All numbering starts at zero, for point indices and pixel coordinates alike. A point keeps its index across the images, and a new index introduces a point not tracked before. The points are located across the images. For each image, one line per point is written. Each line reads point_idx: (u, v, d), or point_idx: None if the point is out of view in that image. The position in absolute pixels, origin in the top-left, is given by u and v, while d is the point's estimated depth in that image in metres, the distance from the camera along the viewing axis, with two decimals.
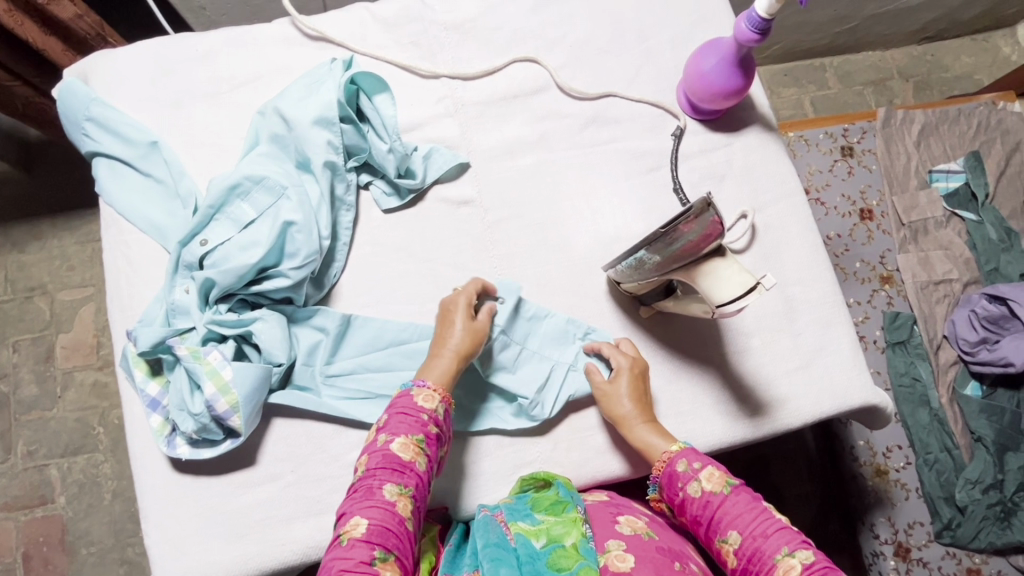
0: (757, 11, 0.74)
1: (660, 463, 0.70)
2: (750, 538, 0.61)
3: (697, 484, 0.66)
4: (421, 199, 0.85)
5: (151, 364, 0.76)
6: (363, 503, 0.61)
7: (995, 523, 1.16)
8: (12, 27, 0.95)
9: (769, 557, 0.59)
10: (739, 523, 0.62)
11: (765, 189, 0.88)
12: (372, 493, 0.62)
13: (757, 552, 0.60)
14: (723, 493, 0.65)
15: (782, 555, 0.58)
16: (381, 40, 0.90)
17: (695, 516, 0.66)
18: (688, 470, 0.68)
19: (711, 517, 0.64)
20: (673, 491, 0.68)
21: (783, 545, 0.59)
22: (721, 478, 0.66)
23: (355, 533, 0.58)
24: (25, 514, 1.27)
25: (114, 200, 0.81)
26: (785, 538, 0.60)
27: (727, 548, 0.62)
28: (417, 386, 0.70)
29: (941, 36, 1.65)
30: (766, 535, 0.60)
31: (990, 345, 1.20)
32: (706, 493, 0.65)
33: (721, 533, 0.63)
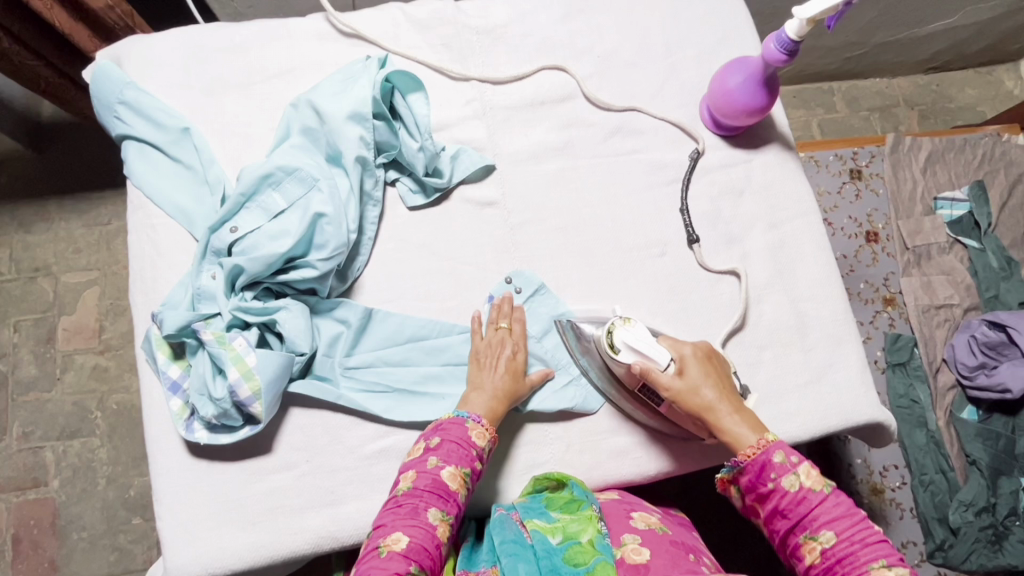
0: (787, 33, 0.76)
1: (751, 450, 0.68)
2: (847, 542, 0.63)
3: (795, 479, 0.66)
4: (447, 198, 0.86)
5: (173, 347, 0.77)
6: (408, 521, 0.63)
7: (987, 546, 1.17)
8: (42, 11, 0.97)
9: (863, 563, 0.61)
10: (837, 526, 0.64)
11: (782, 206, 0.90)
12: (417, 512, 0.63)
13: (850, 555, 0.62)
14: (822, 493, 0.65)
15: (878, 565, 0.61)
16: (413, 40, 0.91)
17: (784, 508, 0.66)
18: (786, 462, 0.66)
19: (804, 514, 0.65)
20: (761, 481, 0.67)
21: (880, 556, 0.61)
22: (821, 477, 0.66)
23: (396, 547, 0.60)
24: (17, 496, 1.26)
25: (143, 183, 0.82)
26: (883, 550, 0.62)
27: (814, 545, 0.64)
28: (474, 419, 0.71)
29: (947, 67, 1.69)
30: (864, 543, 0.62)
31: (988, 370, 1.23)
32: (805, 489, 0.65)
33: (812, 530, 0.64)
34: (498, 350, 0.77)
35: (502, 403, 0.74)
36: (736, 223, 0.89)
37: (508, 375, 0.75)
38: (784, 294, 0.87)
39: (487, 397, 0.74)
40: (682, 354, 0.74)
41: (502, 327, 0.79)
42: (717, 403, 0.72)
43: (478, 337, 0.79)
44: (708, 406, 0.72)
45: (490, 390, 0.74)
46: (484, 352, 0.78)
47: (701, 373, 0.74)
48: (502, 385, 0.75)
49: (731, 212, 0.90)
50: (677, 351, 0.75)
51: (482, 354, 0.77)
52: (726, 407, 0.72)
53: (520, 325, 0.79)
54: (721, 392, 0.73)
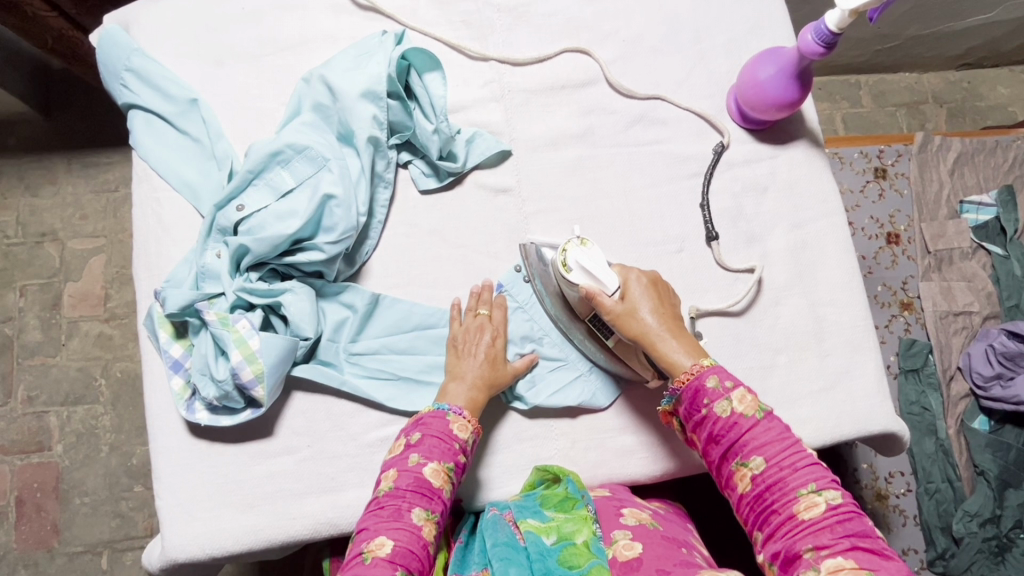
0: (827, 24, 0.72)
1: (686, 374, 0.66)
2: (776, 468, 0.59)
3: (727, 404, 0.63)
4: (459, 183, 0.83)
5: (176, 326, 0.75)
6: (391, 523, 0.60)
7: (989, 557, 1.15)
8: None
9: (793, 490, 0.58)
10: (766, 451, 0.60)
11: (806, 206, 0.87)
12: (400, 515, 0.61)
13: (780, 481, 0.59)
14: (754, 418, 0.62)
15: (807, 492, 0.58)
16: (430, 16, 0.87)
17: (716, 434, 0.63)
18: (719, 387, 0.63)
19: (736, 440, 0.62)
20: (694, 407, 0.65)
21: (811, 482, 0.58)
22: (755, 402, 0.62)
23: (380, 552, 0.58)
24: (21, 459, 1.27)
25: (148, 155, 0.79)
26: (814, 475, 0.58)
27: (745, 473, 0.61)
28: (454, 412, 0.69)
29: (980, 64, 1.62)
30: (793, 468, 0.59)
31: (1004, 381, 1.20)
32: (736, 415, 0.62)
33: (743, 456, 0.61)
34: (476, 337, 0.75)
35: (482, 393, 0.72)
36: (757, 221, 0.86)
37: (485, 369, 0.73)
38: (803, 297, 0.84)
39: (467, 386, 0.72)
40: (628, 279, 0.72)
41: (482, 313, 0.77)
42: (657, 328, 0.69)
43: (456, 323, 0.76)
44: (647, 330, 0.69)
45: (470, 383, 0.72)
46: (462, 338, 0.75)
47: (644, 295, 0.71)
48: (481, 373, 0.73)
49: (754, 210, 0.86)
50: (624, 276, 0.72)
51: (460, 341, 0.75)
52: (664, 332, 0.69)
53: (500, 312, 0.77)
54: (663, 318, 0.70)
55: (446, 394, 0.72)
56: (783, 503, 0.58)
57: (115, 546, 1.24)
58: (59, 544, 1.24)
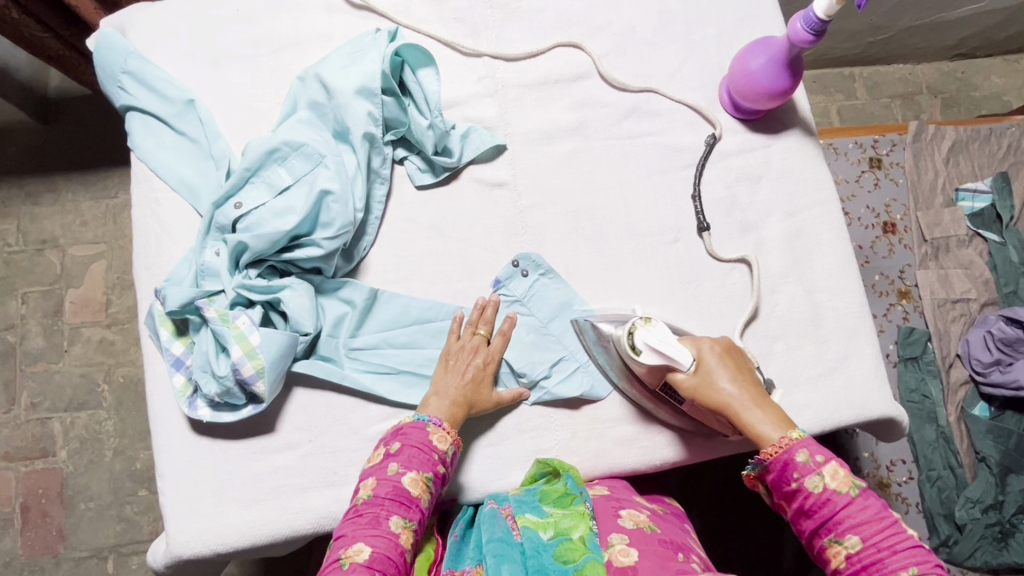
0: (815, 12, 0.73)
1: (774, 448, 0.65)
2: (873, 548, 0.59)
3: (819, 481, 0.63)
4: (455, 178, 0.84)
5: (177, 324, 0.76)
6: (369, 530, 0.61)
7: (992, 543, 1.16)
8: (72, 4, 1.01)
9: (890, 571, 0.58)
10: (863, 530, 0.60)
11: (800, 194, 0.88)
12: (378, 522, 0.62)
13: (877, 562, 0.59)
14: (849, 495, 0.61)
15: (907, 574, 0.58)
16: (424, 14, 0.88)
17: (809, 508, 0.63)
18: (810, 462, 0.63)
19: (830, 516, 0.62)
20: (784, 480, 0.64)
21: (909, 563, 0.58)
22: (848, 479, 0.62)
23: (358, 558, 0.59)
24: (26, 465, 1.27)
25: (147, 155, 0.80)
26: (913, 558, 0.58)
27: (839, 549, 0.61)
28: (435, 423, 0.70)
29: (974, 54, 1.63)
30: (892, 549, 0.59)
31: (1003, 366, 1.20)
32: (830, 491, 0.62)
33: (838, 533, 0.61)
34: (469, 356, 0.75)
35: (462, 409, 0.72)
36: (753, 210, 0.87)
37: (469, 389, 0.73)
38: (799, 285, 0.85)
39: (447, 401, 0.72)
40: (701, 351, 0.72)
41: (480, 333, 0.77)
42: (738, 398, 0.69)
43: (453, 337, 0.77)
44: (728, 401, 0.69)
45: (451, 397, 0.72)
46: (455, 354, 0.76)
47: (721, 366, 0.71)
48: (463, 391, 0.73)
49: (748, 199, 0.87)
50: (696, 348, 0.73)
51: (453, 356, 0.75)
52: (747, 402, 0.69)
53: (499, 339, 0.77)
54: (743, 387, 0.70)
55: (426, 404, 0.72)
56: None
57: (120, 550, 1.25)
58: (64, 549, 1.25)
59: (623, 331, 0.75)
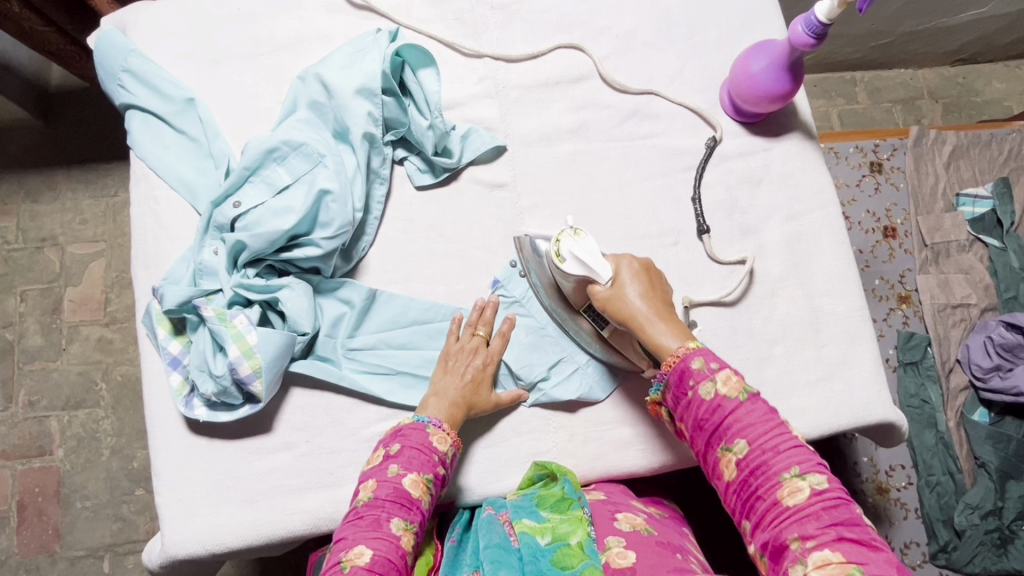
0: (817, 15, 0.73)
1: (672, 358, 0.65)
2: (759, 451, 0.58)
3: (711, 387, 0.62)
4: (455, 179, 0.84)
5: (174, 323, 0.76)
6: (369, 533, 0.61)
7: (991, 549, 1.15)
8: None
9: (776, 474, 0.57)
10: (750, 434, 0.59)
11: (801, 198, 0.87)
12: (379, 524, 0.61)
13: (763, 465, 0.57)
14: (739, 400, 0.61)
15: (790, 476, 0.56)
16: (425, 14, 0.88)
17: (702, 419, 0.62)
18: (704, 369, 0.63)
19: (720, 422, 0.61)
20: (681, 390, 0.64)
21: (794, 465, 0.57)
22: (739, 384, 0.61)
23: (359, 562, 0.59)
24: (23, 464, 1.27)
25: (146, 153, 0.80)
26: (798, 458, 0.57)
27: (730, 458, 0.59)
28: (434, 424, 0.69)
29: (975, 59, 1.63)
30: (776, 450, 0.57)
31: (1003, 372, 1.20)
32: (720, 397, 0.61)
33: (727, 440, 0.60)
34: (468, 357, 0.75)
35: (461, 410, 0.72)
36: (753, 213, 0.87)
37: (468, 390, 0.73)
38: (799, 288, 0.85)
39: (446, 403, 0.72)
40: (619, 266, 0.72)
41: (479, 334, 0.77)
42: (644, 311, 0.69)
43: (452, 338, 0.77)
44: (636, 314, 0.69)
45: (450, 399, 0.72)
46: (454, 355, 0.75)
47: (637, 281, 0.71)
48: (462, 392, 0.73)
49: (749, 202, 0.87)
50: (616, 264, 0.72)
51: (452, 357, 0.75)
52: (653, 316, 0.68)
53: (499, 340, 0.77)
54: (652, 303, 0.70)
55: (425, 406, 0.72)
56: (766, 487, 0.57)
57: (116, 550, 1.24)
58: (60, 548, 1.24)
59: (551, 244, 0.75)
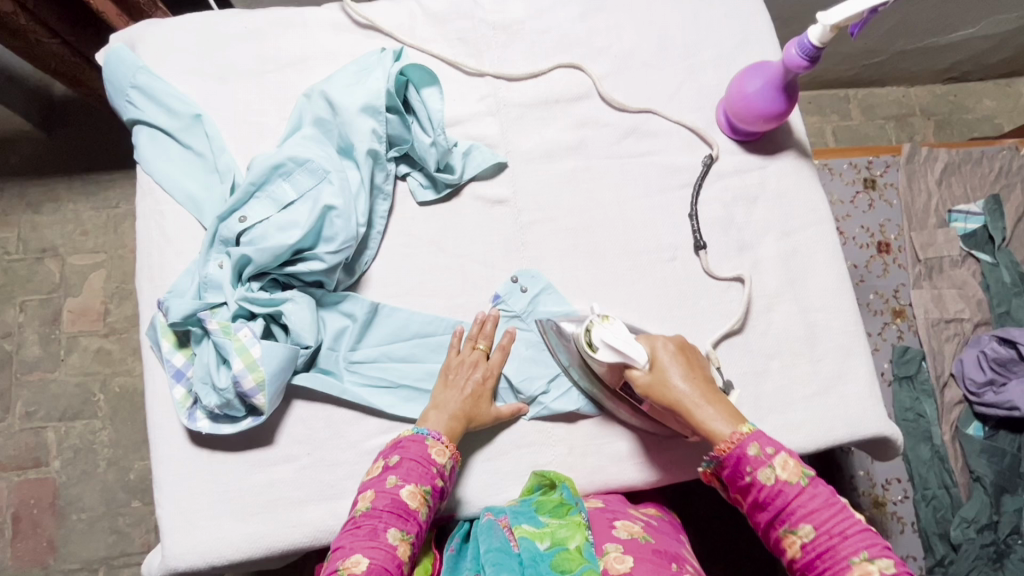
0: (810, 38, 0.75)
1: (725, 444, 0.64)
2: (826, 535, 0.59)
3: (771, 471, 0.62)
4: (457, 194, 0.85)
5: (178, 335, 0.76)
6: (367, 542, 0.61)
7: (987, 563, 1.15)
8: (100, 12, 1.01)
9: (844, 558, 0.57)
10: (815, 518, 0.59)
11: (795, 214, 0.89)
12: (376, 534, 0.62)
13: (831, 550, 0.58)
14: (799, 484, 0.61)
15: (860, 560, 0.57)
16: (428, 34, 0.90)
17: (763, 502, 0.62)
18: (761, 454, 0.62)
19: (783, 507, 0.61)
20: (738, 474, 0.63)
21: (862, 549, 0.57)
22: (798, 467, 0.61)
23: (355, 570, 0.59)
24: (18, 475, 1.27)
25: (152, 168, 0.81)
26: (865, 542, 0.57)
27: (795, 539, 0.60)
28: (433, 436, 0.70)
29: (966, 78, 1.66)
30: (844, 535, 0.58)
31: (996, 387, 1.22)
32: (781, 482, 0.61)
33: (792, 523, 0.60)
34: (468, 371, 0.76)
35: (461, 423, 0.73)
36: (748, 229, 0.88)
37: (469, 403, 0.74)
38: (794, 303, 0.86)
39: (447, 415, 0.73)
40: (656, 349, 0.71)
41: (479, 347, 0.78)
42: (691, 394, 0.68)
43: (453, 352, 0.78)
44: (681, 398, 0.68)
45: (451, 411, 0.73)
46: (454, 369, 0.76)
47: (675, 362, 0.70)
48: (463, 405, 0.74)
49: (744, 219, 0.88)
50: (650, 346, 0.71)
51: (452, 371, 0.76)
52: (699, 400, 0.67)
53: (498, 354, 0.78)
54: (696, 385, 0.68)
55: (425, 419, 0.73)
56: (835, 570, 0.57)
57: (111, 563, 1.24)
58: (55, 561, 1.23)
59: (582, 329, 0.75)
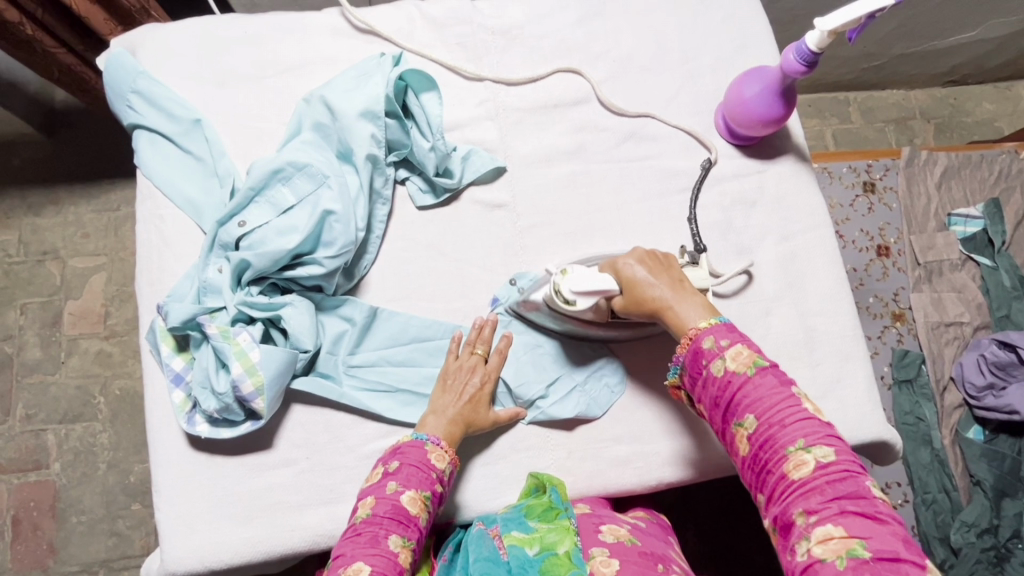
0: (807, 44, 0.75)
1: (687, 339, 0.65)
2: (767, 425, 0.57)
3: (721, 364, 0.61)
4: (456, 199, 0.85)
5: (177, 340, 0.77)
6: (368, 550, 0.61)
7: (988, 568, 1.14)
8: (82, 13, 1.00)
9: (782, 448, 0.56)
10: (758, 409, 0.58)
11: (794, 218, 0.89)
12: (377, 541, 0.62)
13: (770, 439, 0.57)
14: (747, 375, 0.59)
15: (796, 449, 0.55)
16: (427, 39, 0.90)
17: (715, 396, 0.61)
18: (714, 348, 0.62)
19: (731, 399, 0.60)
20: (694, 369, 0.63)
21: (801, 439, 0.55)
22: (749, 359, 0.60)
23: None
24: (18, 478, 1.27)
25: (153, 173, 0.81)
26: (805, 432, 0.56)
27: (741, 433, 0.59)
28: (433, 442, 0.71)
29: (966, 81, 1.66)
30: (784, 425, 0.56)
31: (996, 391, 1.22)
32: (729, 373, 0.60)
33: (737, 415, 0.59)
34: (466, 376, 0.76)
35: (459, 428, 0.73)
36: (747, 234, 0.88)
37: (467, 409, 0.74)
38: (793, 308, 0.86)
39: (445, 421, 0.73)
40: (621, 269, 0.72)
41: (478, 352, 0.78)
42: (661, 294, 0.68)
43: (451, 356, 0.77)
44: (653, 304, 0.69)
45: (449, 418, 0.73)
46: (452, 374, 0.76)
47: (640, 271, 0.71)
48: (461, 411, 0.74)
49: (743, 223, 0.89)
50: (616, 270, 0.73)
51: (450, 376, 0.76)
52: (668, 298, 0.68)
53: (496, 358, 0.78)
54: (663, 285, 0.69)
55: (423, 424, 0.73)
56: (773, 460, 0.56)
57: (111, 565, 1.24)
58: (54, 564, 1.23)
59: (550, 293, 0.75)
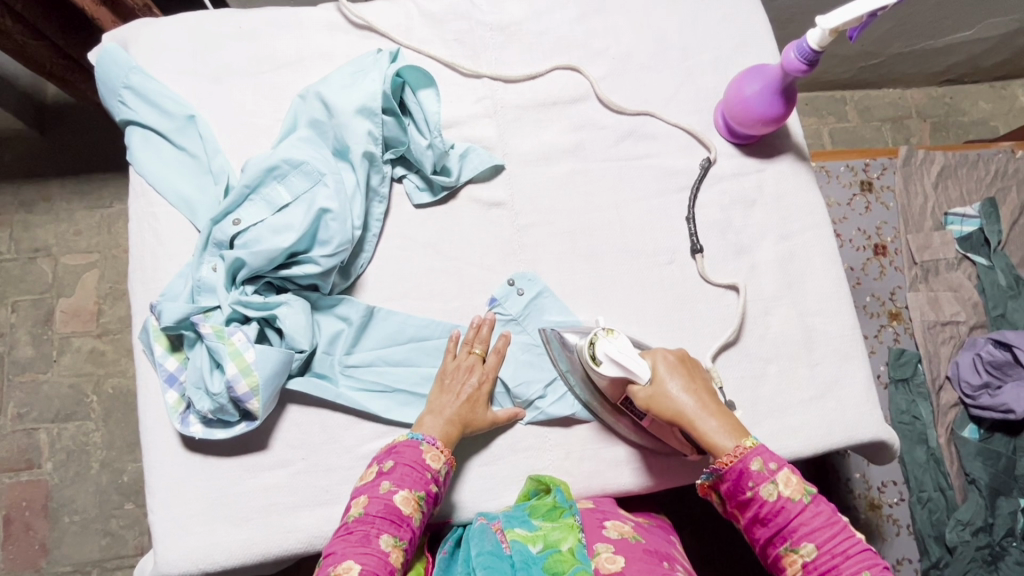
0: (808, 42, 0.74)
1: (728, 457, 0.65)
2: (828, 554, 0.61)
3: (774, 488, 0.63)
4: (454, 197, 0.84)
5: (171, 339, 0.76)
6: (358, 549, 0.61)
7: (982, 565, 1.15)
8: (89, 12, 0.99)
9: None
10: (817, 537, 0.61)
11: (793, 217, 0.89)
12: (368, 540, 0.62)
13: (832, 569, 0.60)
14: (802, 501, 0.63)
15: None
16: (425, 35, 0.89)
17: (764, 517, 0.64)
18: (764, 470, 0.64)
19: (785, 524, 0.63)
20: (740, 488, 0.65)
21: (862, 569, 0.60)
22: (800, 485, 0.63)
23: None
24: (10, 477, 1.25)
25: (145, 170, 0.80)
26: (866, 562, 0.60)
27: (795, 558, 0.62)
28: (428, 442, 0.70)
29: (962, 80, 1.66)
30: (846, 555, 0.60)
31: (992, 390, 1.22)
32: (783, 498, 0.63)
33: (793, 541, 0.62)
34: (464, 376, 0.75)
35: (456, 428, 0.72)
36: (746, 233, 0.88)
37: (465, 408, 0.73)
38: (792, 307, 0.86)
39: (442, 420, 0.72)
40: (659, 363, 0.71)
41: (475, 351, 0.77)
42: (692, 406, 0.68)
43: (449, 356, 0.77)
44: (683, 412, 0.68)
45: (447, 417, 0.72)
46: (450, 374, 0.76)
47: (674, 373, 0.70)
48: (459, 411, 0.73)
49: (742, 222, 0.88)
50: (652, 361, 0.71)
51: (448, 376, 0.75)
52: (700, 411, 0.67)
53: (494, 357, 0.77)
54: (697, 396, 0.69)
55: (420, 424, 0.72)
56: None
57: (104, 565, 1.23)
58: (47, 564, 1.22)
59: (586, 341, 0.74)
